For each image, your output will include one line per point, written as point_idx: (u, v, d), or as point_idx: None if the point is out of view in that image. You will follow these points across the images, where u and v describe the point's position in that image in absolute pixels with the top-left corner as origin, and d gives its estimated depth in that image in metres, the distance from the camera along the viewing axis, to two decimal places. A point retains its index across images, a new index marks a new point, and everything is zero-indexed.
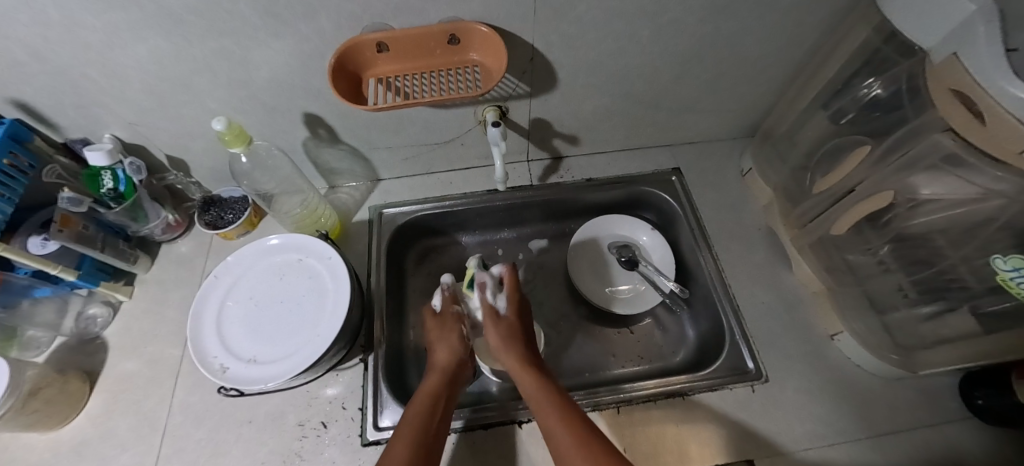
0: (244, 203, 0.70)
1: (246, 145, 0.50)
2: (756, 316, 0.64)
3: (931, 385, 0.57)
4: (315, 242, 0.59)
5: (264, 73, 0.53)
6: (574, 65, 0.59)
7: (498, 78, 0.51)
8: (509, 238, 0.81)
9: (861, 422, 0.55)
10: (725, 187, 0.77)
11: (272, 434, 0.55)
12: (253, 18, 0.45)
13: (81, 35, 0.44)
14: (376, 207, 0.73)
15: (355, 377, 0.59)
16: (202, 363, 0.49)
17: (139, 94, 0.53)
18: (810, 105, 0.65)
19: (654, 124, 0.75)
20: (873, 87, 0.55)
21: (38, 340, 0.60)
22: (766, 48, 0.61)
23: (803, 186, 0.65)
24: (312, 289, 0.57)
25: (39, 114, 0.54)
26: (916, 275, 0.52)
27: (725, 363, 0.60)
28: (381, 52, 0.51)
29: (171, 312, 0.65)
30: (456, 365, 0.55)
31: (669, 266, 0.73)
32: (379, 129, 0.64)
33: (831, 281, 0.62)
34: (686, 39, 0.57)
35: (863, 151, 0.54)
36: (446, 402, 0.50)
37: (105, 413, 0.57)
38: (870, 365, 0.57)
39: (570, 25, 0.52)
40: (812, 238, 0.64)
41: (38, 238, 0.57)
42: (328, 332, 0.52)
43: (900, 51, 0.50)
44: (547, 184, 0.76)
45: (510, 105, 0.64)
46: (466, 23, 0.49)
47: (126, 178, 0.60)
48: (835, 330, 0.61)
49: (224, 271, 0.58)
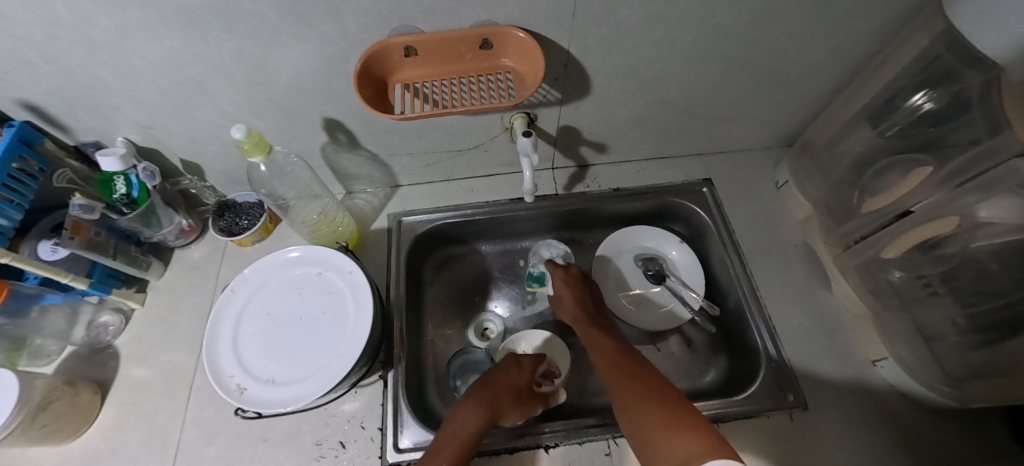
0: (259, 209, 0.68)
1: (265, 153, 0.48)
2: (793, 338, 0.61)
3: (982, 418, 0.53)
4: (336, 255, 0.57)
5: (284, 76, 0.50)
6: (609, 71, 0.56)
7: (533, 86, 0.48)
8: (531, 248, 0.78)
9: (907, 455, 0.52)
10: (758, 200, 0.74)
11: (289, 453, 0.53)
12: (275, 19, 0.42)
13: (95, 35, 0.41)
14: (395, 215, 0.71)
15: (374, 395, 0.57)
16: (218, 383, 0.47)
17: (154, 97, 0.51)
18: (857, 116, 0.62)
19: (686, 132, 0.72)
20: (933, 101, 0.51)
21: (48, 348, 0.58)
22: (813, 56, 0.58)
23: (847, 202, 0.62)
24: (332, 305, 0.54)
25: (50, 116, 0.51)
26: (975, 303, 0.49)
27: (762, 389, 0.57)
28: (409, 56, 0.48)
29: (184, 321, 0.63)
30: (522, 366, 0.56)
31: (700, 282, 0.70)
32: (402, 135, 0.61)
33: (876, 304, 0.59)
34: (730, 45, 0.54)
35: (923, 171, 0.50)
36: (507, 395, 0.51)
37: (116, 426, 0.55)
38: (918, 395, 0.54)
39: (610, 29, 0.49)
40: (855, 258, 0.60)
41: (49, 243, 0.55)
42: (350, 351, 0.50)
43: (967, 63, 0.46)
44: (573, 193, 0.73)
45: (539, 112, 0.61)
46: (500, 27, 0.46)
47: (141, 183, 0.58)
48: (878, 356, 0.58)
49: (240, 285, 0.55)
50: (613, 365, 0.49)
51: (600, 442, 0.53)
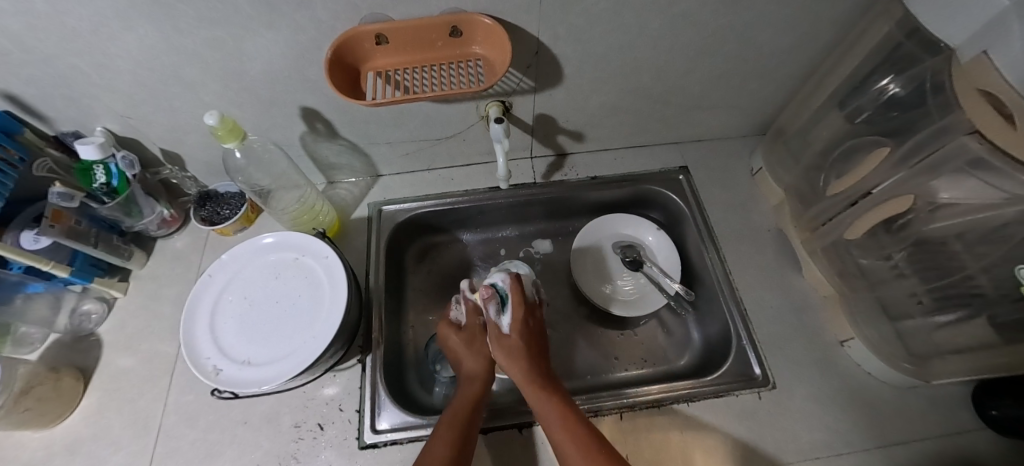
0: (241, 199, 0.69)
1: (240, 140, 0.49)
2: (763, 320, 0.62)
3: (943, 394, 0.55)
4: (312, 241, 0.58)
5: (259, 64, 0.51)
6: (581, 59, 0.57)
7: (502, 72, 0.49)
8: (511, 236, 0.79)
9: (869, 430, 0.53)
10: (734, 187, 0.75)
11: (268, 435, 0.54)
12: (245, 7, 0.43)
13: (68, 24, 0.42)
14: (376, 204, 0.72)
15: (353, 378, 0.58)
16: (194, 365, 0.48)
17: (130, 86, 0.52)
18: (825, 103, 0.63)
19: (662, 121, 0.73)
20: (893, 85, 0.52)
21: (31, 337, 0.58)
22: (781, 44, 0.59)
23: (816, 186, 0.63)
24: (308, 289, 0.55)
25: (29, 106, 0.52)
26: (934, 282, 0.50)
27: (732, 369, 0.59)
28: (380, 44, 0.49)
29: (167, 309, 0.64)
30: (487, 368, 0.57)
31: (675, 267, 0.72)
32: (378, 124, 0.62)
33: (843, 286, 0.60)
34: (698, 33, 0.55)
35: (881, 153, 0.52)
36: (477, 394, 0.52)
37: (99, 411, 0.56)
38: (882, 373, 0.56)
39: (577, 17, 0.50)
40: (824, 241, 0.62)
41: (30, 233, 0.55)
42: (325, 333, 0.51)
43: (925, 47, 0.47)
44: (550, 181, 0.74)
45: (514, 100, 0.62)
46: (468, 14, 0.47)
47: (120, 172, 0.58)
48: (845, 336, 0.59)
49: (218, 270, 0.56)
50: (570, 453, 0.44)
51: None
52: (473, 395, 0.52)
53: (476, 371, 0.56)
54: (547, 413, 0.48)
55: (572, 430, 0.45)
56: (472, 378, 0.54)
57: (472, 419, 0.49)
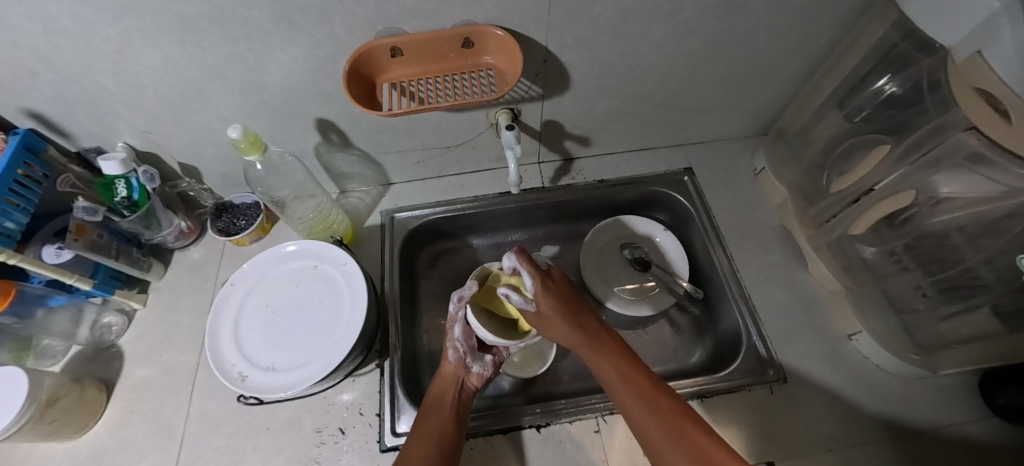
0: (256, 209, 0.71)
1: (261, 152, 0.50)
2: (772, 316, 0.64)
3: (950, 384, 0.56)
4: (331, 248, 0.59)
5: (277, 79, 0.52)
6: (587, 66, 0.58)
7: (513, 82, 0.50)
8: (520, 240, 0.81)
9: (881, 421, 0.55)
10: (737, 186, 0.77)
11: (290, 440, 0.55)
12: (267, 23, 0.45)
13: (96, 44, 0.44)
14: (388, 211, 0.73)
15: (372, 383, 0.59)
16: (220, 371, 0.49)
17: (152, 102, 0.53)
18: (824, 104, 0.65)
19: (666, 124, 0.75)
20: (890, 85, 0.54)
21: (53, 349, 0.60)
22: (780, 46, 0.61)
23: (818, 185, 0.65)
24: (328, 295, 0.57)
25: (53, 123, 0.54)
26: (937, 274, 0.52)
27: (744, 364, 0.60)
28: (395, 56, 0.50)
29: (186, 319, 0.65)
30: (461, 372, 0.54)
31: (683, 267, 0.73)
32: (392, 134, 0.64)
33: (849, 280, 0.61)
34: (699, 38, 0.57)
35: (882, 150, 0.53)
36: (450, 412, 0.50)
37: (123, 421, 0.57)
38: (890, 364, 0.57)
39: (584, 26, 0.52)
40: (828, 238, 0.63)
41: (53, 247, 0.56)
42: (346, 338, 0.52)
43: (919, 48, 0.49)
44: (558, 185, 0.76)
45: (522, 108, 0.64)
46: (480, 26, 0.48)
47: (141, 186, 0.60)
48: (853, 330, 0.60)
49: (240, 279, 0.58)
50: (640, 393, 0.45)
51: (590, 420, 0.56)
52: (442, 403, 0.51)
53: (446, 371, 0.55)
54: (603, 359, 0.49)
55: (628, 376, 0.47)
56: (440, 380, 0.54)
57: (449, 442, 0.48)
